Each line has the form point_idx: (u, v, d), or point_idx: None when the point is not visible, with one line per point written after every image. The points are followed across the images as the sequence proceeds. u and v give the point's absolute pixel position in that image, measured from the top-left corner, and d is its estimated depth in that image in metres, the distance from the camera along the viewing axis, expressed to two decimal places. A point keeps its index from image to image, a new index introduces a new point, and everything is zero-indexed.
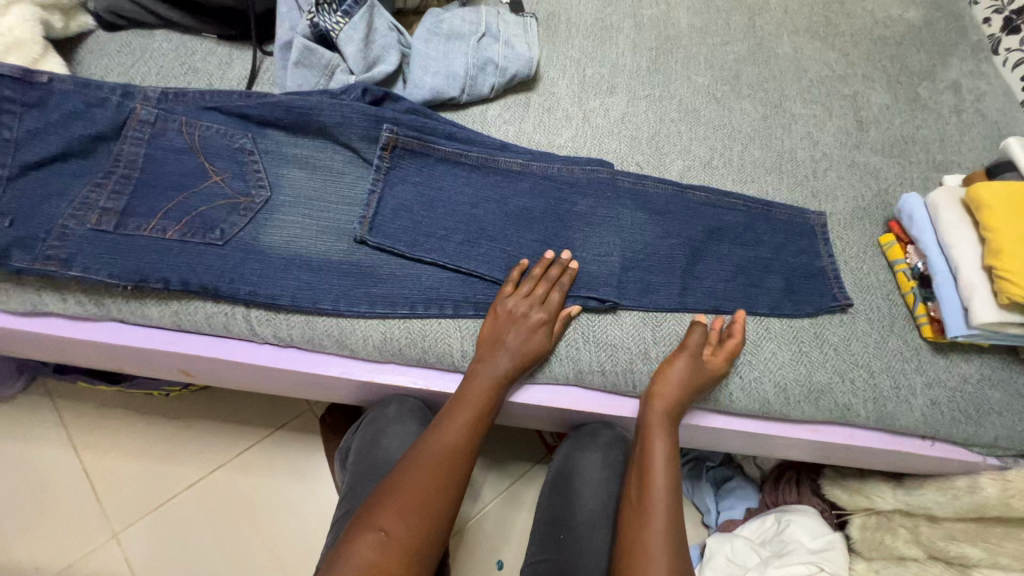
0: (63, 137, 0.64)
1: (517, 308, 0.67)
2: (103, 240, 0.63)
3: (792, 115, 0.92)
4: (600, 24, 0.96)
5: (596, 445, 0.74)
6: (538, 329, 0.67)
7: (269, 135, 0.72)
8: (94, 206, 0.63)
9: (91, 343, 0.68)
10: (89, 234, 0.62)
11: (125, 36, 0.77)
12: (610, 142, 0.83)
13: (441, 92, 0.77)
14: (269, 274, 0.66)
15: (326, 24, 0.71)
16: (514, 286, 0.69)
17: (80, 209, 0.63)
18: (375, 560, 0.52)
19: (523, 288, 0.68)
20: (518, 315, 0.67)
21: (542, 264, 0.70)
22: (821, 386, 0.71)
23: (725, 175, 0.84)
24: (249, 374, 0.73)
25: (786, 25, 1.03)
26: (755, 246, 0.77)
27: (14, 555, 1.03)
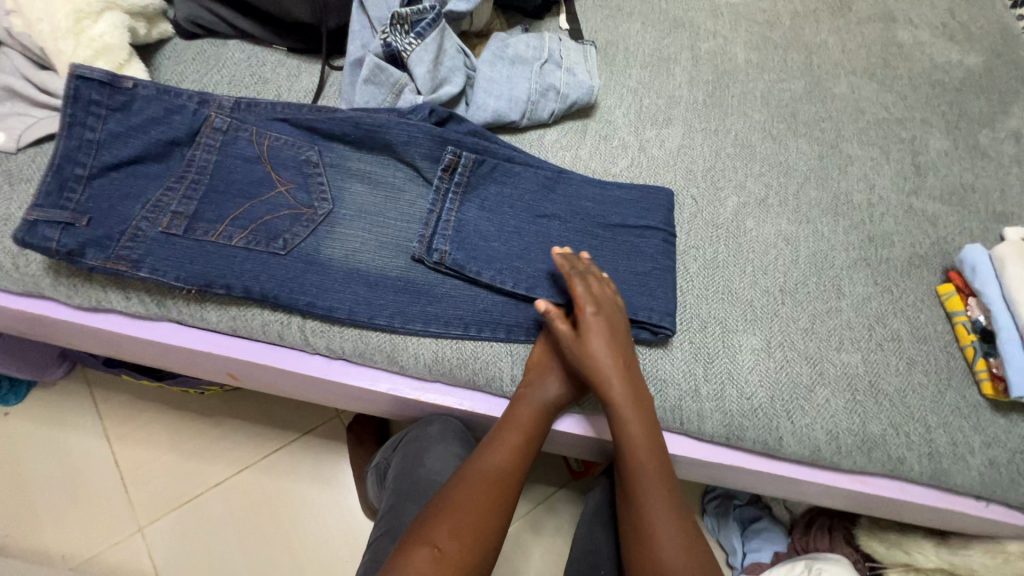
0: (141, 141, 0.66)
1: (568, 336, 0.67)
2: (173, 243, 0.64)
3: (849, 156, 0.91)
4: (657, 55, 0.96)
5: None
6: None
7: (335, 149, 0.73)
8: (166, 209, 0.65)
9: (148, 342, 0.69)
10: (160, 237, 0.64)
11: (200, 44, 0.80)
12: (665, 173, 0.83)
13: (502, 115, 0.78)
14: (327, 286, 0.67)
15: (399, 44, 0.73)
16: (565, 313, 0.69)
17: (153, 212, 0.64)
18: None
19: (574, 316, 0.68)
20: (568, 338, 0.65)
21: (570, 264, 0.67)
22: (874, 437, 0.69)
23: (781, 214, 0.83)
24: (295, 383, 0.74)
25: (843, 65, 1.02)
26: (808, 289, 0.76)
27: (41, 541, 1.03)
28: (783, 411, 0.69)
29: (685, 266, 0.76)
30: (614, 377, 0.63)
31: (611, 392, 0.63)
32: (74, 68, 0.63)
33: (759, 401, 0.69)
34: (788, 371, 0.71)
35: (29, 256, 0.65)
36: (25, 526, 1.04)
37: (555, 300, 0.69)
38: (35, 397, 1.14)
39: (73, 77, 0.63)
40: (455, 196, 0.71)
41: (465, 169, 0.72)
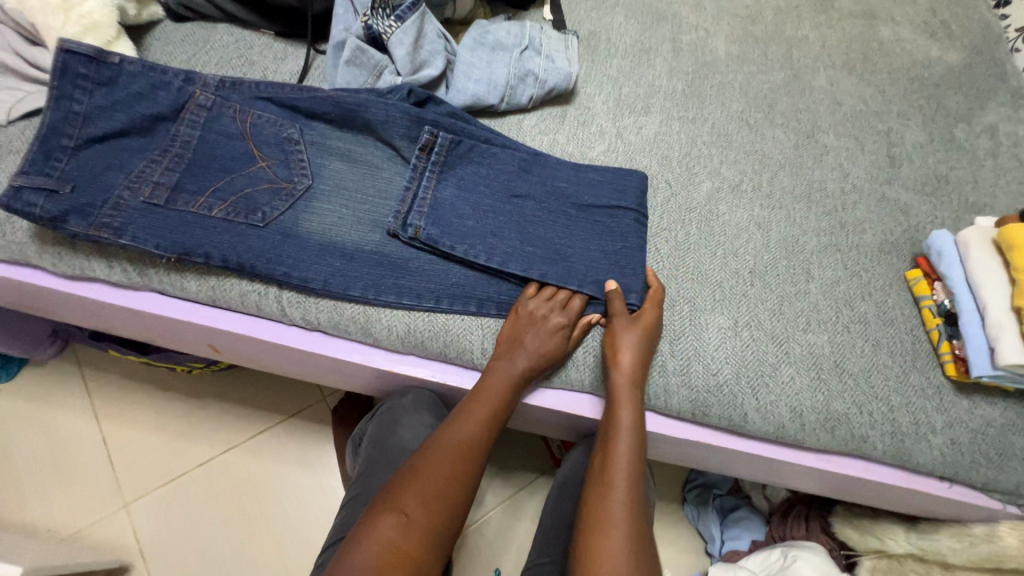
0: (128, 115, 0.68)
1: (537, 311, 0.68)
2: (154, 213, 0.66)
3: (824, 146, 0.92)
4: (639, 46, 0.98)
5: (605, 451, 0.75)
6: (557, 332, 0.68)
7: (316, 127, 0.75)
8: (148, 179, 0.67)
9: (130, 310, 0.71)
10: (141, 207, 0.66)
11: (190, 27, 0.82)
12: (641, 159, 0.85)
13: (481, 98, 0.80)
14: (304, 257, 0.69)
15: (380, 26, 0.76)
16: (536, 289, 0.71)
17: (136, 182, 0.67)
18: (398, 540, 0.53)
19: (544, 292, 0.70)
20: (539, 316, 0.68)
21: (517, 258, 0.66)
22: (838, 415, 0.70)
23: (754, 200, 0.84)
24: (273, 354, 0.75)
25: (822, 59, 1.04)
26: (777, 273, 0.78)
27: (27, 515, 1.05)
28: (748, 389, 0.70)
29: (657, 248, 0.78)
30: (634, 351, 0.66)
31: (629, 366, 0.66)
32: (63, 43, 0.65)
33: (724, 378, 0.71)
34: (754, 350, 0.72)
35: (15, 223, 0.67)
36: (11, 500, 1.06)
37: (529, 275, 0.70)
38: (26, 374, 1.16)
39: (61, 51, 0.66)
40: (432, 174, 0.73)
41: (442, 151, 0.73)
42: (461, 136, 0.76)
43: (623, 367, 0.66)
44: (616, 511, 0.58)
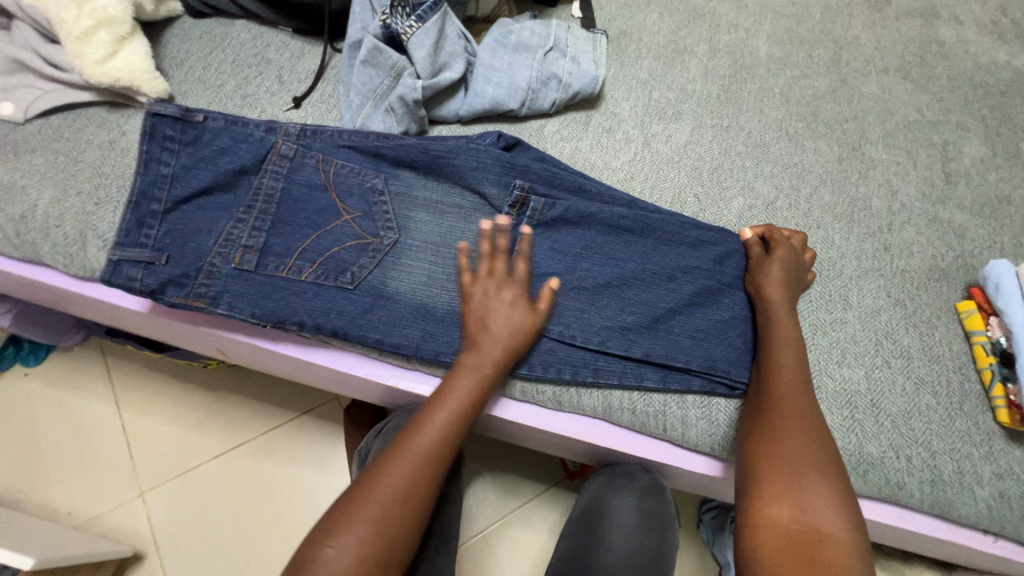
0: (159, 144, 0.62)
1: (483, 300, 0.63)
2: (246, 279, 0.61)
3: (871, 159, 0.85)
4: (673, 47, 0.92)
5: (630, 488, 0.72)
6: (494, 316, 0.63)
7: (400, 176, 0.70)
8: (237, 243, 0.62)
9: (132, 312, 0.68)
10: (233, 273, 0.61)
11: (208, 24, 0.81)
12: (669, 170, 0.79)
13: (501, 102, 0.75)
14: (395, 322, 0.64)
15: (399, 26, 0.71)
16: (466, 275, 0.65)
17: (225, 246, 0.62)
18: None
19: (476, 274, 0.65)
20: (493, 302, 0.63)
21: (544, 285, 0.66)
22: (871, 459, 0.65)
23: (789, 218, 0.78)
24: (279, 361, 0.74)
25: (874, 63, 0.96)
26: (813, 302, 0.72)
27: (49, 499, 1.08)
28: None
29: None
30: (791, 356, 0.60)
31: (785, 377, 0.59)
32: (150, 106, 0.62)
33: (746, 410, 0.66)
34: None
35: (28, 222, 0.65)
36: (36, 483, 1.09)
37: (634, 353, 0.66)
38: (52, 359, 1.18)
39: (149, 115, 0.62)
40: (526, 236, 0.69)
41: (536, 210, 0.69)
42: (554, 188, 0.71)
43: (782, 374, 0.59)
44: (793, 432, 0.54)
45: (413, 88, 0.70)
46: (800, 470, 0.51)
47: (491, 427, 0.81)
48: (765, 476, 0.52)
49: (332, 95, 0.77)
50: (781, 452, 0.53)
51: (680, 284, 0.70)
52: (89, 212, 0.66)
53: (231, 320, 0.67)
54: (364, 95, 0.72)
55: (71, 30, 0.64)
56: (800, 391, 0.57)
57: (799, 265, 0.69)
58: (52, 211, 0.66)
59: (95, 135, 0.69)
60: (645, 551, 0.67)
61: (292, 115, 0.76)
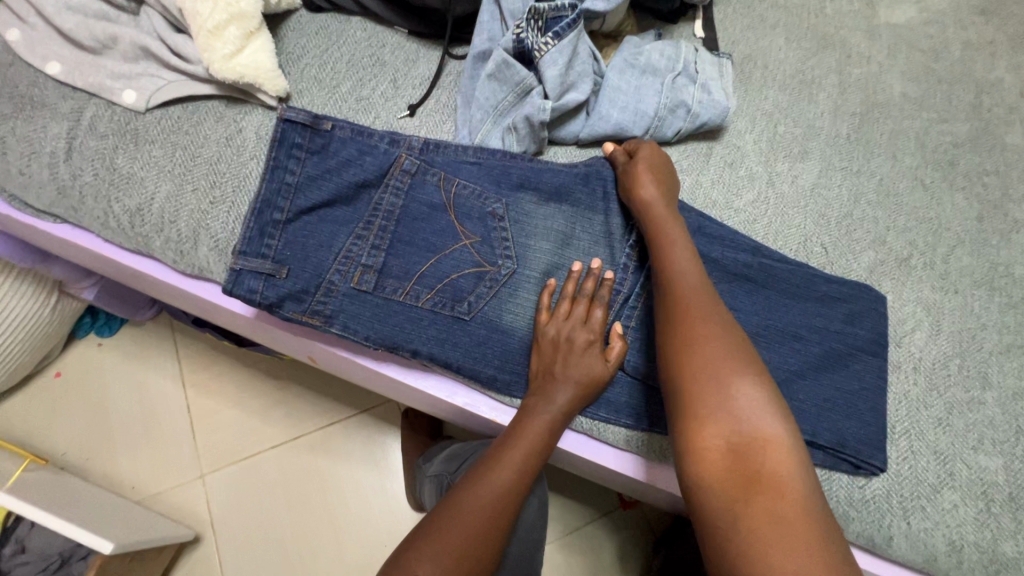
0: (286, 151, 0.61)
1: (561, 336, 0.61)
2: (363, 300, 0.59)
3: (1014, 220, 0.78)
4: (800, 76, 0.86)
5: None
6: (586, 352, 0.60)
7: (522, 201, 0.66)
8: (356, 261, 0.60)
9: (235, 314, 0.67)
10: (350, 293, 0.59)
11: (325, 19, 0.78)
12: (794, 215, 0.74)
13: (625, 129, 0.71)
14: (506, 358, 0.62)
15: (532, 42, 0.67)
16: (548, 312, 0.62)
17: (344, 264, 0.60)
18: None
19: (559, 312, 0.62)
20: (568, 339, 0.60)
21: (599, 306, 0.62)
22: (1006, 559, 0.59)
23: (924, 279, 0.72)
24: (370, 376, 0.72)
25: (1020, 111, 0.88)
26: (949, 376, 0.66)
27: (114, 470, 1.10)
28: (899, 509, 0.60)
29: (900, 387, 0.66)
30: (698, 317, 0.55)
31: (692, 343, 0.53)
32: (283, 111, 0.60)
33: (871, 490, 0.61)
34: (910, 466, 0.62)
35: (144, 216, 0.64)
36: (103, 453, 1.11)
37: None
38: (125, 332, 1.20)
39: (280, 120, 0.61)
40: (647, 278, 0.65)
41: None
42: None
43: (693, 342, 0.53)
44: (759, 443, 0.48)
45: (541, 109, 0.66)
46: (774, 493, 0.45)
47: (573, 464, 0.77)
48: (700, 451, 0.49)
49: (448, 104, 0.74)
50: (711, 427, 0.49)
51: (805, 346, 0.65)
52: (204, 211, 0.65)
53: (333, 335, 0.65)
54: (485, 110, 0.69)
55: (204, 23, 0.63)
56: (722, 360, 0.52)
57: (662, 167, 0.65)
58: (168, 206, 0.65)
59: (213, 130, 0.67)
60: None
61: (406, 123, 0.73)
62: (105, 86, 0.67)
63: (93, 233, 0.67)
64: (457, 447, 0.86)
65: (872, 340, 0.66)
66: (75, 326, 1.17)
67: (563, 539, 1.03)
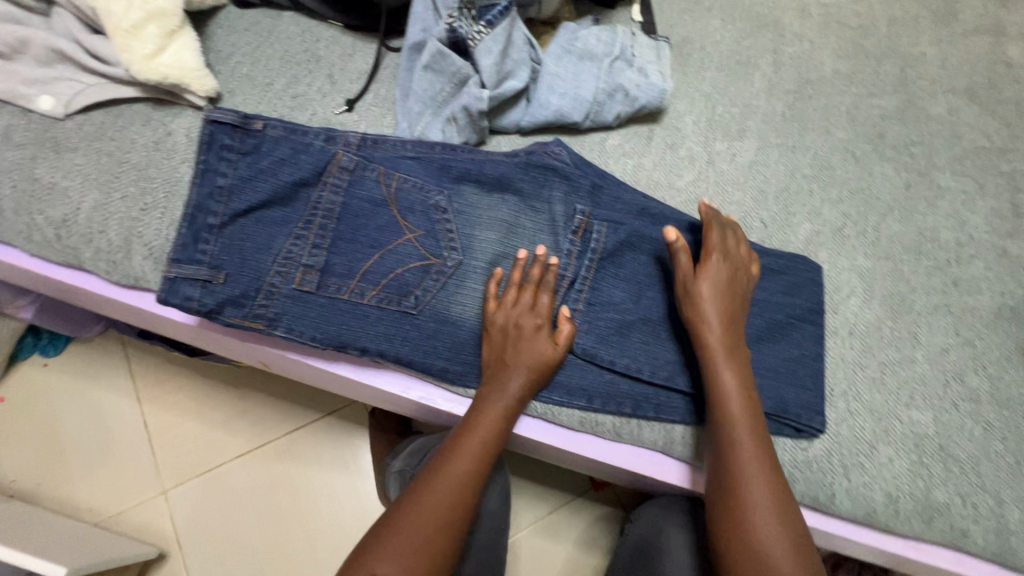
0: (215, 152, 0.59)
1: (510, 323, 0.61)
2: (306, 301, 0.59)
3: (939, 187, 0.82)
4: (736, 57, 0.88)
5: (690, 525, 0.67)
6: (536, 338, 0.61)
7: (464, 192, 0.66)
8: (297, 262, 0.59)
9: (176, 322, 0.65)
10: (293, 294, 0.58)
11: (255, 14, 0.76)
12: (734, 192, 0.76)
13: (565, 116, 0.71)
14: (457, 349, 0.62)
15: (466, 31, 0.66)
16: (497, 300, 0.62)
17: (284, 265, 0.59)
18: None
19: (507, 300, 0.62)
20: (518, 326, 0.61)
21: (548, 291, 0.63)
22: (937, 505, 0.63)
23: (857, 247, 0.75)
24: (324, 377, 0.71)
25: (943, 82, 0.92)
26: (881, 339, 0.70)
27: (70, 494, 1.06)
28: (840, 467, 0.64)
29: (838, 352, 0.69)
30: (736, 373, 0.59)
31: (730, 398, 0.58)
32: (209, 112, 0.58)
33: (813, 452, 0.64)
34: (849, 426, 0.65)
35: (71, 227, 0.62)
36: (57, 477, 1.07)
37: (699, 391, 0.64)
38: (72, 350, 1.15)
39: (207, 122, 0.58)
40: (591, 261, 0.66)
41: (601, 236, 0.67)
42: (619, 214, 0.69)
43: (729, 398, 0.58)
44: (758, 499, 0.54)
45: (478, 99, 0.66)
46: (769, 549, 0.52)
47: (535, 450, 0.78)
48: (731, 510, 0.54)
49: (387, 98, 0.73)
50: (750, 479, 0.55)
51: (747, 320, 0.67)
52: (135, 218, 0.62)
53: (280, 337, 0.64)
54: (424, 102, 0.68)
55: (121, 23, 0.60)
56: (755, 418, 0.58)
57: (736, 261, 0.64)
58: (96, 216, 0.62)
59: (140, 135, 0.65)
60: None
61: (345, 118, 0.72)
62: (18, 92, 0.63)
63: (18, 248, 0.64)
64: (419, 441, 0.86)
65: (808, 309, 0.69)
66: (17, 347, 1.11)
67: (536, 524, 1.05)
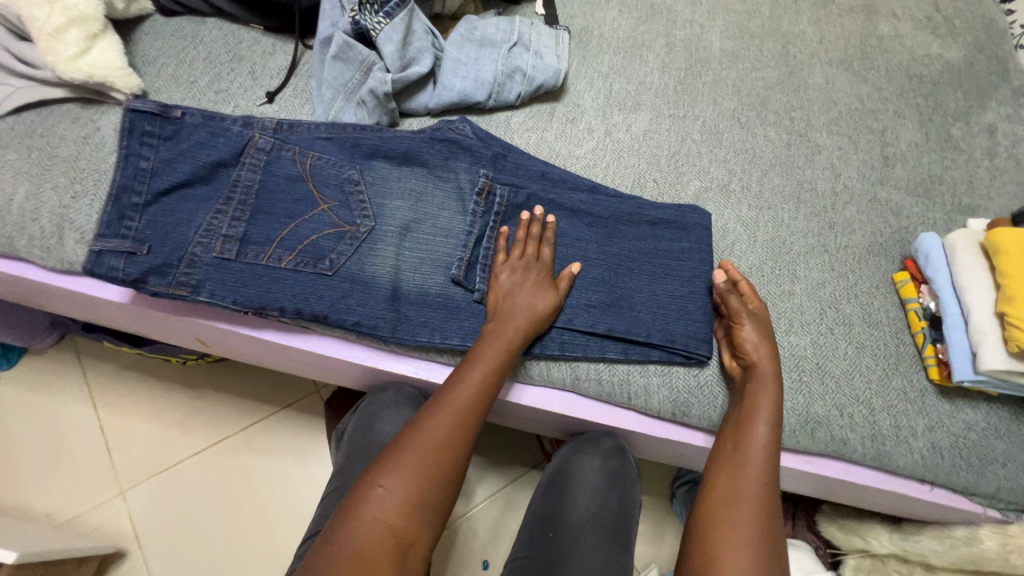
0: (137, 139, 0.65)
1: (512, 275, 0.69)
2: (227, 268, 0.64)
3: (816, 145, 0.92)
4: (631, 41, 0.97)
5: (595, 451, 0.74)
6: (539, 292, 0.68)
7: (375, 167, 0.73)
8: (217, 233, 0.65)
9: (110, 302, 0.70)
10: (214, 262, 0.64)
11: (179, 22, 0.82)
12: (629, 158, 0.84)
13: (468, 95, 0.79)
14: (371, 305, 0.67)
15: (367, 23, 0.74)
16: (505, 254, 0.71)
17: (205, 236, 0.65)
18: (386, 519, 0.51)
19: (514, 254, 0.70)
20: (516, 282, 0.68)
21: (539, 247, 0.71)
22: (818, 417, 0.70)
23: (742, 200, 0.84)
24: (258, 348, 0.76)
25: (819, 56, 1.03)
26: (764, 278, 0.78)
27: (26, 502, 1.07)
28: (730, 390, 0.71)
29: None
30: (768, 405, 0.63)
31: (759, 410, 0.63)
32: (129, 102, 0.65)
33: (706, 379, 0.71)
34: None
35: (4, 218, 0.66)
36: (14, 487, 1.08)
37: (598, 329, 0.70)
38: (25, 362, 1.17)
39: (127, 111, 0.65)
40: (494, 220, 0.73)
41: (503, 198, 0.74)
42: (519, 180, 0.76)
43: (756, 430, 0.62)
44: (748, 497, 0.58)
45: (383, 82, 0.73)
46: (741, 542, 0.55)
47: None
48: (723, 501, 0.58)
49: (305, 90, 0.80)
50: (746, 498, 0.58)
51: (639, 266, 0.75)
52: (65, 206, 0.67)
53: (210, 309, 0.69)
54: (335, 89, 0.75)
55: (43, 28, 0.66)
56: (770, 433, 0.62)
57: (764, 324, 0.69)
58: (28, 206, 0.67)
59: (69, 131, 0.70)
60: (609, 568, 0.65)
61: (266, 109, 0.78)
62: None
63: None
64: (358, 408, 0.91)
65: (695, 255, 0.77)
66: None
67: (489, 495, 1.08)
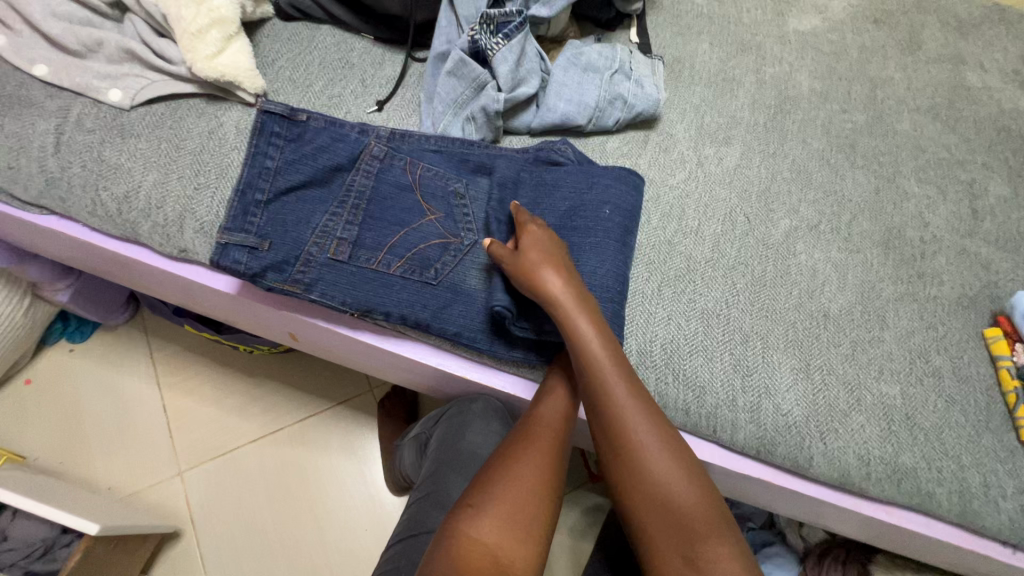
0: (265, 138, 0.68)
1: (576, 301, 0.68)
2: (340, 269, 0.66)
3: (905, 191, 0.91)
4: (722, 75, 0.99)
5: None
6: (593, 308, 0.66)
7: (480, 183, 0.75)
8: (332, 235, 0.67)
9: (220, 293, 0.72)
10: (328, 262, 0.66)
11: (296, 27, 0.86)
12: (720, 191, 0.85)
13: (571, 118, 0.81)
14: (472, 317, 0.69)
15: (485, 42, 0.76)
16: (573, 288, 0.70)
17: (321, 237, 0.67)
18: (484, 538, 0.51)
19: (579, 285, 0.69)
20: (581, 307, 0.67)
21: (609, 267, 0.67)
22: (906, 468, 0.70)
23: (832, 241, 0.84)
24: (348, 347, 0.78)
25: (907, 102, 1.03)
26: (854, 322, 0.78)
27: (89, 475, 1.10)
28: (817, 433, 0.70)
29: (816, 331, 0.76)
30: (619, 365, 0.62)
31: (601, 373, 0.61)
32: (262, 104, 0.69)
33: (794, 419, 0.71)
34: (826, 396, 0.72)
35: (131, 203, 0.69)
36: (78, 459, 1.11)
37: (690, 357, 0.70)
38: (97, 337, 1.21)
39: (261, 112, 0.69)
40: None
41: None
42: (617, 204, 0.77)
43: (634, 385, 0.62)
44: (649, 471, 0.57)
45: (495, 100, 0.75)
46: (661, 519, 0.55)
47: None
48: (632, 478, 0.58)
49: (412, 101, 0.82)
50: (645, 458, 0.58)
51: None
52: (189, 196, 0.70)
53: (314, 307, 0.71)
54: (446, 104, 0.78)
55: (188, 27, 0.70)
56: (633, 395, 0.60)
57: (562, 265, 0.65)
58: (154, 193, 0.70)
59: (196, 125, 0.73)
60: None
61: (375, 117, 0.80)
62: (92, 85, 0.72)
63: (82, 222, 0.71)
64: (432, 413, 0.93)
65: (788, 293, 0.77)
66: (45, 333, 1.18)
67: None
